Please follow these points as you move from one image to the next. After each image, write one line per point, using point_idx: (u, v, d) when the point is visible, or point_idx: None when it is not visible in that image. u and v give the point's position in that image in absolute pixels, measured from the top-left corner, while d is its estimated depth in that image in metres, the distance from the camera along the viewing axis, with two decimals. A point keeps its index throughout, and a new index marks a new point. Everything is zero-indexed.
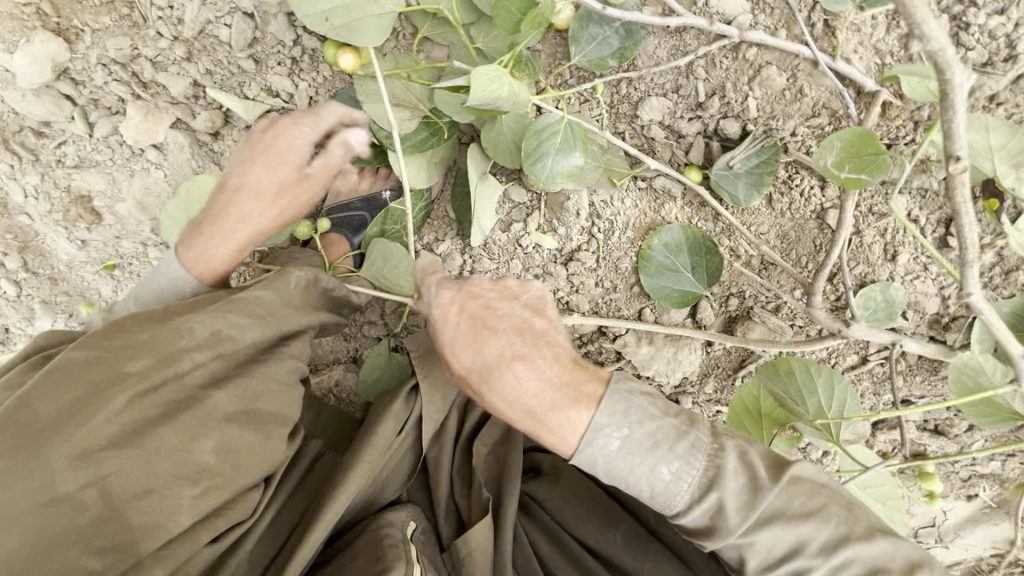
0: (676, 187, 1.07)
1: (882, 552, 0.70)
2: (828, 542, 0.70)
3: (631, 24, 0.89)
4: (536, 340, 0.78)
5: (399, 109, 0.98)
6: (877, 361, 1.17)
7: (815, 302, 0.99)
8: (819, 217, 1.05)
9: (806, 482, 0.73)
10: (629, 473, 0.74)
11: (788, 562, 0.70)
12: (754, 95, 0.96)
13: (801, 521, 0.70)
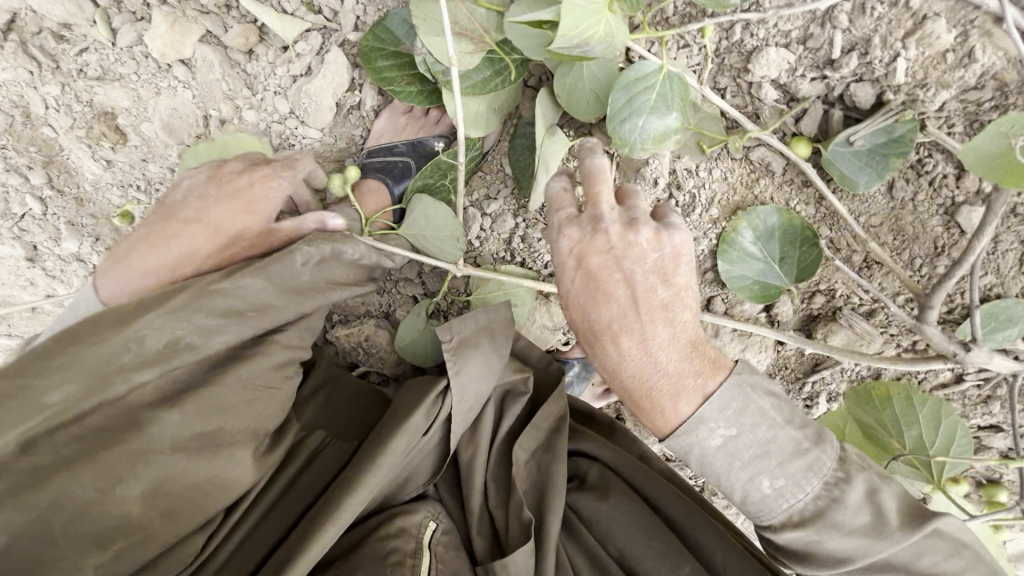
0: (777, 162, 0.90)
1: None
2: None
3: None
4: (654, 316, 0.71)
5: (461, 40, 0.81)
6: (974, 383, 0.99)
7: (928, 318, 0.84)
8: (948, 213, 0.86)
9: (946, 538, 0.66)
10: (724, 473, 0.71)
11: None
12: (906, 55, 0.76)
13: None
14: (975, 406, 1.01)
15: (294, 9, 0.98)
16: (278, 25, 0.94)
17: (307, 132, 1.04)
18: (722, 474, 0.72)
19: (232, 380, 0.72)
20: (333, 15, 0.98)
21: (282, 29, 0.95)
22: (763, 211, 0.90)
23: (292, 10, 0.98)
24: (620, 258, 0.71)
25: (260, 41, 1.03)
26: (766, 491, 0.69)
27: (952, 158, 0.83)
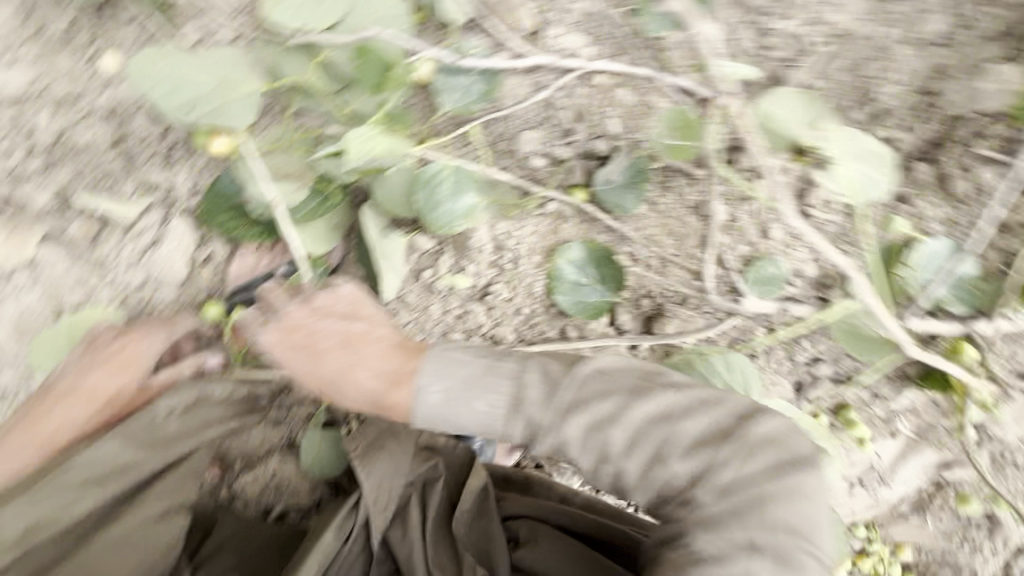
0: (567, 209, 1.14)
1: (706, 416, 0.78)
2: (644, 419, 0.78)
3: (490, 70, 0.97)
4: (359, 343, 0.89)
5: (285, 181, 1.00)
6: (781, 329, 1.22)
7: (709, 288, 1.17)
8: (697, 209, 1.14)
9: (611, 369, 0.82)
10: (460, 418, 0.84)
11: (617, 445, 0.78)
12: (610, 116, 1.06)
13: (597, 403, 0.80)
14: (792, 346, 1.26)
15: (130, 192, 1.08)
16: (109, 202, 1.07)
17: (166, 293, 1.11)
18: (457, 412, 0.83)
19: (98, 546, 0.74)
20: (168, 189, 1.09)
21: (111, 204, 1.07)
22: (580, 245, 1.13)
23: (128, 194, 1.08)
24: (313, 321, 0.92)
25: (104, 227, 1.10)
26: (485, 410, 0.82)
27: (683, 173, 1.12)
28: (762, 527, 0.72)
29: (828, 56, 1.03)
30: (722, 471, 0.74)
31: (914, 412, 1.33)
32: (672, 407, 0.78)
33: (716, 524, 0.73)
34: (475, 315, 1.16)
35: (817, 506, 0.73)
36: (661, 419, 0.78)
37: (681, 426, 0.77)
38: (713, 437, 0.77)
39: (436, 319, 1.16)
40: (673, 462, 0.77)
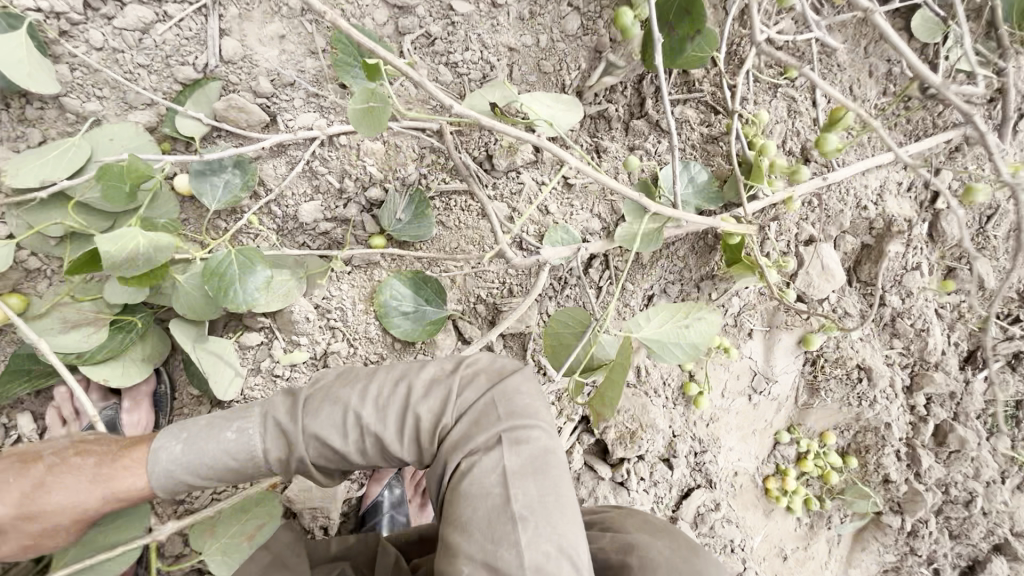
0: (374, 258, 1.25)
1: (432, 377, 1.10)
2: (367, 395, 1.06)
3: (240, 161, 1.09)
4: (83, 446, 1.09)
5: (81, 328, 1.01)
6: (605, 282, 1.45)
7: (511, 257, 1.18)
8: (481, 213, 1.32)
9: (332, 375, 1.10)
10: (210, 454, 1.04)
11: (352, 419, 1.04)
12: (369, 165, 1.21)
13: (342, 391, 1.06)
14: (618, 292, 1.46)
15: None
16: None
17: None
18: (224, 454, 1.04)
19: None
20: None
21: None
22: (394, 274, 1.24)
23: None
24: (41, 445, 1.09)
25: None
26: (235, 437, 1.05)
27: (456, 192, 1.30)
28: (499, 423, 1.02)
29: (510, 65, 1.31)
30: (455, 404, 1.06)
31: (751, 307, 1.62)
32: (397, 376, 1.08)
33: (462, 442, 1.02)
34: None
35: (528, 396, 1.07)
36: (397, 385, 1.07)
37: (412, 386, 1.07)
38: (442, 385, 1.08)
39: None
40: (405, 416, 1.05)
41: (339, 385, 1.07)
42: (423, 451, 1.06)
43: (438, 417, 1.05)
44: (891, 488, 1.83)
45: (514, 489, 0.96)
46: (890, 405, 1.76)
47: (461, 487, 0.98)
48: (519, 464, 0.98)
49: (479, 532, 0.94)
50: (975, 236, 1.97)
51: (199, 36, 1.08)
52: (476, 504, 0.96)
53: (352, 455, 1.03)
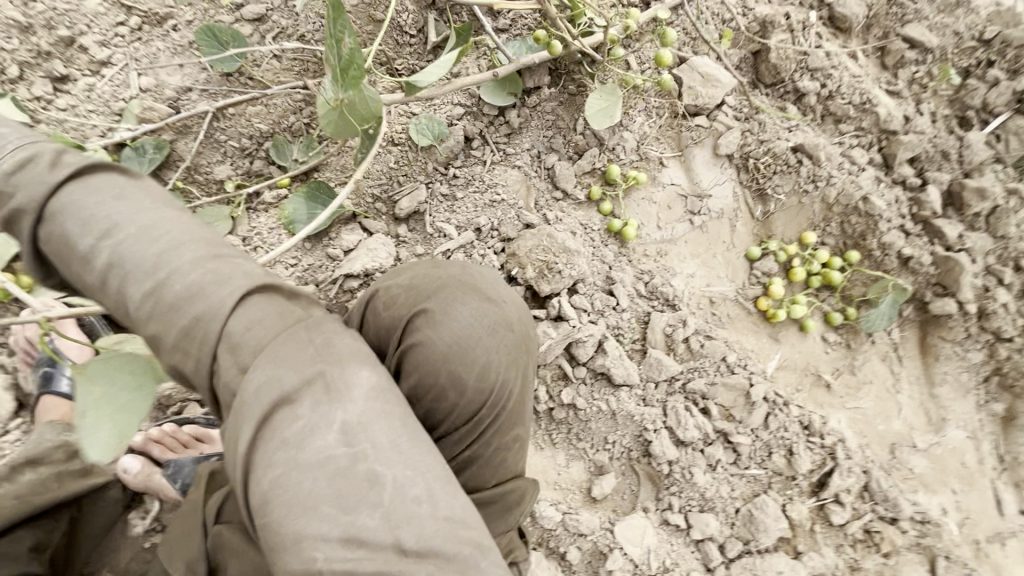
0: (283, 194, 1.55)
1: (226, 264, 0.74)
2: (125, 220, 0.73)
3: (157, 142, 1.48)
4: None
5: None
6: (487, 153, 1.59)
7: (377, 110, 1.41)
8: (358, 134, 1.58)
9: (104, 172, 0.77)
10: None
11: (95, 228, 0.72)
12: (258, 124, 1.55)
13: (107, 198, 0.74)
14: (503, 159, 1.59)
15: None
16: None
17: None
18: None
19: None
20: None
21: None
22: (293, 195, 1.48)
23: None
24: None
25: None
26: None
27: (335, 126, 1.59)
28: (326, 365, 0.71)
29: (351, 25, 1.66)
30: (256, 323, 0.71)
31: (650, 137, 1.65)
32: (172, 245, 0.72)
33: (269, 385, 0.68)
34: None
35: (354, 337, 0.77)
36: (166, 251, 0.71)
37: (182, 264, 0.71)
38: (238, 275, 0.73)
39: None
40: (163, 292, 0.70)
41: (122, 197, 0.75)
42: (194, 364, 0.70)
43: (220, 310, 0.69)
44: (918, 268, 1.58)
45: (361, 446, 0.68)
46: (856, 177, 1.60)
47: (276, 458, 0.66)
48: (360, 414, 0.70)
49: (303, 499, 0.65)
50: (889, 9, 1.87)
51: (125, 82, 1.55)
52: (312, 476, 0.66)
53: (79, 251, 0.72)
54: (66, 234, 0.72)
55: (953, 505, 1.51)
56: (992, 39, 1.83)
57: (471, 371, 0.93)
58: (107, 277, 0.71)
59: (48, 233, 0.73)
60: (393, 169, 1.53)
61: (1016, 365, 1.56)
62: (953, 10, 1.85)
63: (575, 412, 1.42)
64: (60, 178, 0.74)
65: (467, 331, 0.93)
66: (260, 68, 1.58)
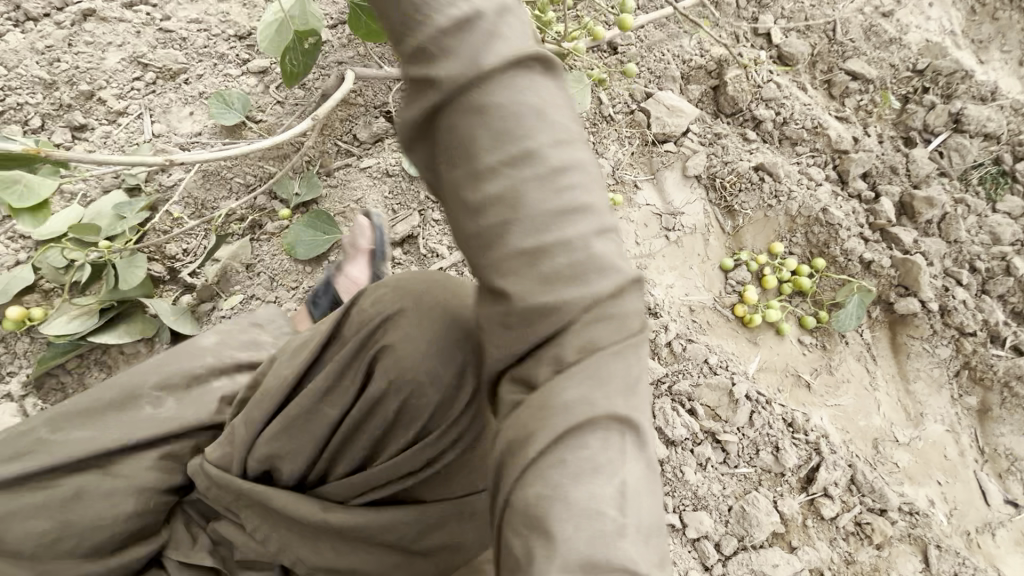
0: (284, 225, 1.64)
1: (608, 251, 0.55)
2: (532, 134, 0.53)
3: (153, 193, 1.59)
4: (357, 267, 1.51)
5: (82, 314, 1.44)
6: None
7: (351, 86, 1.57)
8: (356, 168, 1.71)
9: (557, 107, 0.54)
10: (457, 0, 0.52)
11: (509, 138, 0.52)
12: (262, 164, 1.68)
13: (536, 106, 0.53)
14: None
15: None
16: None
17: None
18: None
19: None
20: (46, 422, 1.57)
21: None
22: (294, 224, 1.58)
23: None
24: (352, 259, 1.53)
25: None
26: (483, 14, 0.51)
27: (334, 164, 1.73)
28: (636, 408, 0.55)
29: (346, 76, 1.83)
30: (602, 336, 0.54)
31: (624, 163, 1.80)
32: (567, 203, 0.53)
33: (578, 399, 0.53)
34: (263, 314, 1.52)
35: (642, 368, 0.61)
36: (561, 205, 0.53)
37: (569, 226, 0.53)
38: (622, 270, 0.55)
39: None
40: (531, 235, 0.52)
41: (548, 109, 0.54)
42: (497, 316, 0.55)
43: (571, 310, 0.53)
44: (880, 270, 1.69)
45: (632, 518, 0.51)
46: (814, 191, 1.74)
47: (547, 484, 0.51)
48: (639, 472, 0.53)
49: (582, 542, 0.48)
50: (831, 47, 2.09)
51: (140, 130, 1.69)
52: (576, 522, 0.49)
53: (455, 138, 0.53)
54: (474, 128, 0.52)
55: (940, 496, 1.56)
56: (924, 70, 2.04)
57: (439, 392, 0.77)
58: (476, 186, 0.53)
59: (474, 124, 0.52)
60: (388, 200, 1.66)
61: (982, 358, 1.65)
62: (887, 47, 2.07)
63: None
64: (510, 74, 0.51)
65: (434, 358, 0.75)
66: (265, 114, 1.76)
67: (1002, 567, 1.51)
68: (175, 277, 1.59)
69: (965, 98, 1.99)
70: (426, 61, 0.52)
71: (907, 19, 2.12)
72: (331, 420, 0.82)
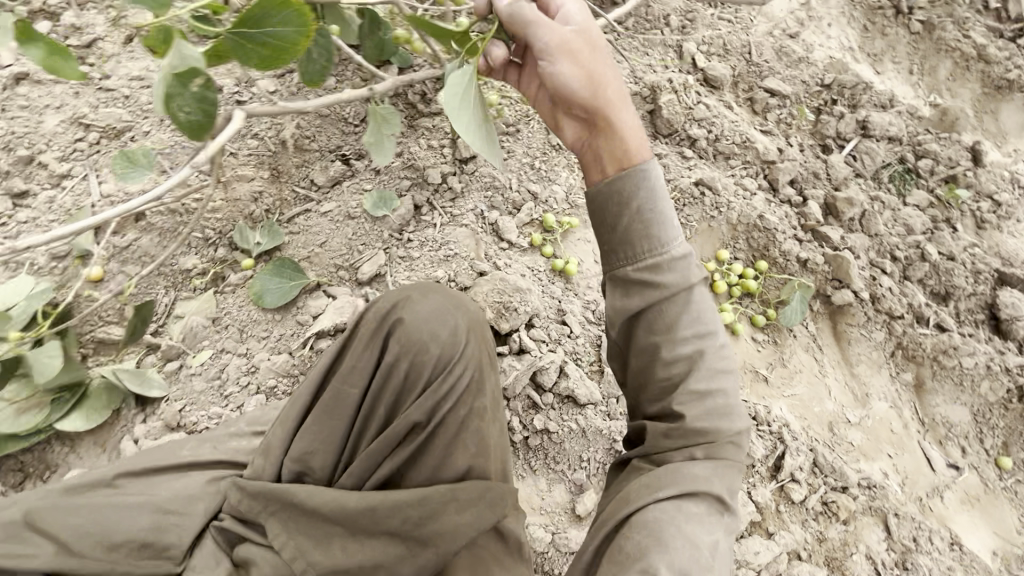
0: (248, 275, 1.63)
1: (725, 405, 1.02)
2: (700, 338, 1.02)
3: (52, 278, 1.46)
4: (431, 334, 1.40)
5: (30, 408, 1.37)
6: (435, 216, 1.77)
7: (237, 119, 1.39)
8: (318, 213, 1.73)
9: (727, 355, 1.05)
10: (657, 206, 1.02)
11: (684, 323, 1.02)
12: (218, 216, 1.65)
13: (707, 321, 1.04)
14: (450, 218, 1.77)
15: None
16: None
17: None
18: (648, 225, 1.02)
19: None
20: None
21: None
22: (259, 273, 1.57)
23: None
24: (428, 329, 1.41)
25: None
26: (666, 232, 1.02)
27: (294, 209, 1.74)
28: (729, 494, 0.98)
29: None
30: (710, 436, 0.99)
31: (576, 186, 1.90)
32: (704, 365, 1.01)
33: (691, 468, 0.97)
34: (234, 366, 1.49)
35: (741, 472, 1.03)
36: (699, 361, 1.01)
37: (698, 375, 1.01)
38: (734, 416, 1.02)
39: (210, 391, 1.47)
40: (681, 371, 1.01)
41: (710, 322, 1.04)
42: (660, 428, 1.01)
43: (716, 436, 0.99)
44: (815, 267, 1.86)
45: (709, 551, 0.92)
46: (750, 200, 1.91)
47: (660, 514, 0.93)
48: (722, 530, 0.96)
49: (681, 562, 0.89)
50: (748, 69, 2.30)
51: (87, 192, 1.65)
52: (676, 539, 0.91)
53: (647, 292, 1.01)
54: (668, 311, 1.01)
55: (892, 468, 1.70)
56: (830, 84, 2.28)
57: (435, 346, 1.26)
58: (651, 333, 1.02)
59: (661, 289, 1.01)
60: (353, 242, 1.69)
61: (912, 338, 1.83)
62: (796, 65, 2.30)
63: (549, 436, 1.53)
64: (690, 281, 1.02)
65: (429, 326, 1.28)
66: (216, 164, 1.69)
67: (954, 527, 1.65)
68: (136, 337, 1.54)
69: (868, 106, 2.24)
70: (655, 273, 1.01)
71: (810, 40, 2.36)
72: (358, 389, 1.27)
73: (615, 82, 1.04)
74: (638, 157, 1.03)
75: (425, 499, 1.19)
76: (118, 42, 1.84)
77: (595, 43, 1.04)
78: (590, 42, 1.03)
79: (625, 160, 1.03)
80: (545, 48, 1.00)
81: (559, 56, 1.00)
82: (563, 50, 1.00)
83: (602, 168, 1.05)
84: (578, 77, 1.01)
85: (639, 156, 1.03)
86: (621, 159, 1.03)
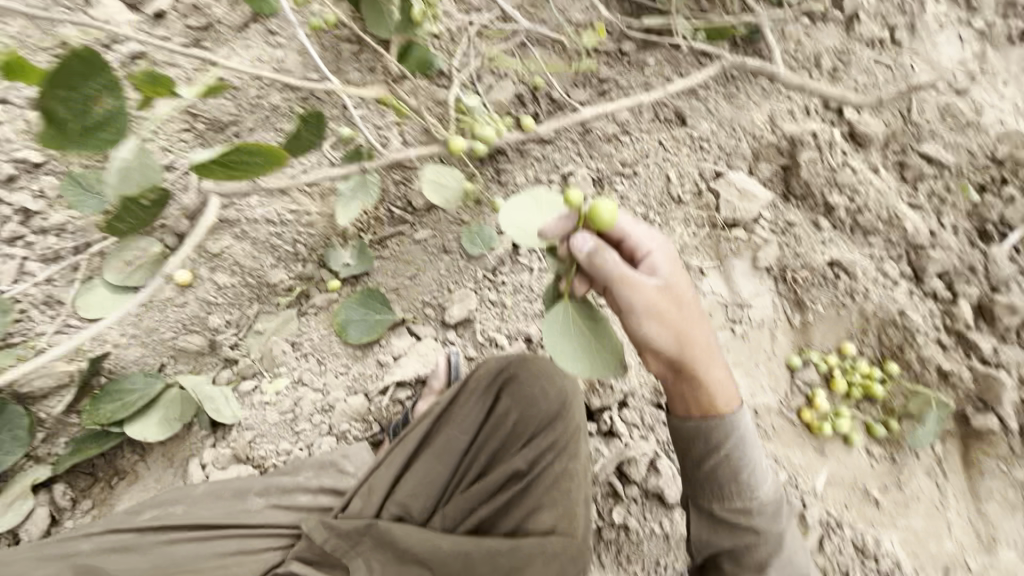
0: (334, 297, 1.56)
1: None
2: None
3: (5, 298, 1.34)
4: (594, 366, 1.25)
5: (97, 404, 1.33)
6: (535, 258, 1.60)
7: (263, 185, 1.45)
8: (412, 239, 1.62)
9: None
10: (746, 446, 1.08)
11: (780, 558, 1.04)
12: (311, 231, 1.57)
13: (800, 563, 1.07)
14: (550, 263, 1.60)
15: None
16: None
17: None
18: (738, 469, 1.07)
19: None
20: None
21: None
22: (346, 301, 1.48)
23: None
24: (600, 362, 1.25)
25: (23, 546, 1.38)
26: (755, 480, 1.07)
27: (387, 231, 1.63)
28: None
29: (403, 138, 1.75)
30: None
31: (689, 246, 1.71)
32: None
33: None
34: (310, 399, 1.43)
35: None
36: None
37: None
38: None
39: (285, 421, 1.41)
40: None
41: (800, 565, 1.07)
42: None
43: None
44: (957, 382, 1.60)
45: None
46: (892, 291, 1.66)
47: None
48: None
49: None
50: (904, 128, 1.99)
51: (185, 185, 1.59)
52: None
53: (747, 528, 1.05)
54: (766, 549, 1.04)
55: None
56: (1003, 158, 1.94)
57: (545, 404, 1.21)
58: (748, 557, 1.04)
59: (756, 533, 1.05)
60: (445, 277, 1.58)
61: None
62: (963, 130, 1.97)
63: (627, 531, 1.39)
64: (785, 530, 1.07)
65: (543, 383, 1.23)
66: (318, 175, 1.62)
67: None
68: (216, 349, 1.49)
69: None
70: (749, 515, 1.05)
71: (983, 99, 2.02)
72: (467, 436, 1.23)
73: (701, 336, 1.04)
74: (724, 409, 1.07)
75: (517, 548, 1.07)
76: (237, 33, 1.81)
77: (679, 298, 1.01)
78: (676, 298, 1.01)
79: (711, 409, 1.06)
80: (633, 313, 0.98)
81: (645, 323, 0.98)
82: (651, 317, 0.98)
83: (688, 408, 1.09)
84: (667, 341, 1.00)
85: (727, 410, 1.07)
86: (707, 409, 1.07)
